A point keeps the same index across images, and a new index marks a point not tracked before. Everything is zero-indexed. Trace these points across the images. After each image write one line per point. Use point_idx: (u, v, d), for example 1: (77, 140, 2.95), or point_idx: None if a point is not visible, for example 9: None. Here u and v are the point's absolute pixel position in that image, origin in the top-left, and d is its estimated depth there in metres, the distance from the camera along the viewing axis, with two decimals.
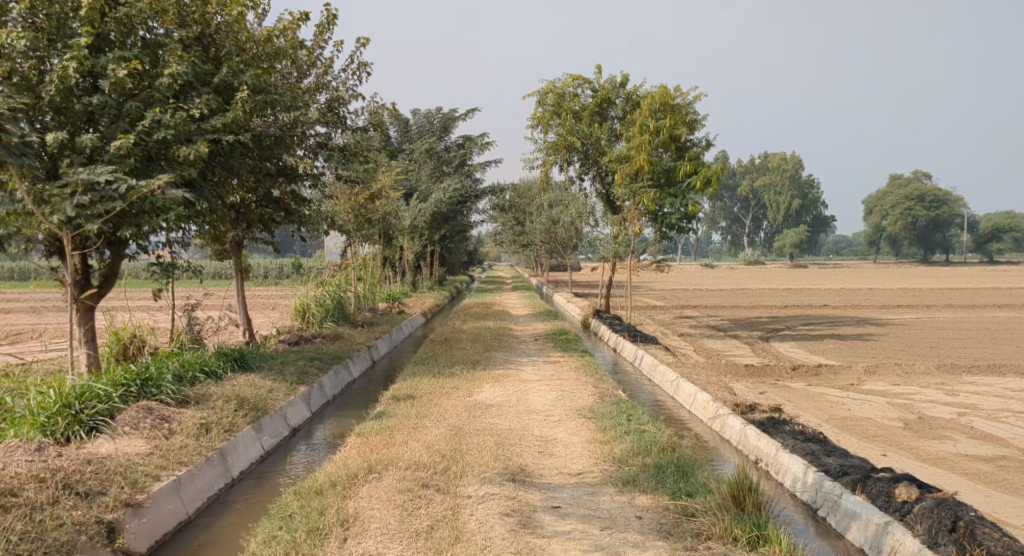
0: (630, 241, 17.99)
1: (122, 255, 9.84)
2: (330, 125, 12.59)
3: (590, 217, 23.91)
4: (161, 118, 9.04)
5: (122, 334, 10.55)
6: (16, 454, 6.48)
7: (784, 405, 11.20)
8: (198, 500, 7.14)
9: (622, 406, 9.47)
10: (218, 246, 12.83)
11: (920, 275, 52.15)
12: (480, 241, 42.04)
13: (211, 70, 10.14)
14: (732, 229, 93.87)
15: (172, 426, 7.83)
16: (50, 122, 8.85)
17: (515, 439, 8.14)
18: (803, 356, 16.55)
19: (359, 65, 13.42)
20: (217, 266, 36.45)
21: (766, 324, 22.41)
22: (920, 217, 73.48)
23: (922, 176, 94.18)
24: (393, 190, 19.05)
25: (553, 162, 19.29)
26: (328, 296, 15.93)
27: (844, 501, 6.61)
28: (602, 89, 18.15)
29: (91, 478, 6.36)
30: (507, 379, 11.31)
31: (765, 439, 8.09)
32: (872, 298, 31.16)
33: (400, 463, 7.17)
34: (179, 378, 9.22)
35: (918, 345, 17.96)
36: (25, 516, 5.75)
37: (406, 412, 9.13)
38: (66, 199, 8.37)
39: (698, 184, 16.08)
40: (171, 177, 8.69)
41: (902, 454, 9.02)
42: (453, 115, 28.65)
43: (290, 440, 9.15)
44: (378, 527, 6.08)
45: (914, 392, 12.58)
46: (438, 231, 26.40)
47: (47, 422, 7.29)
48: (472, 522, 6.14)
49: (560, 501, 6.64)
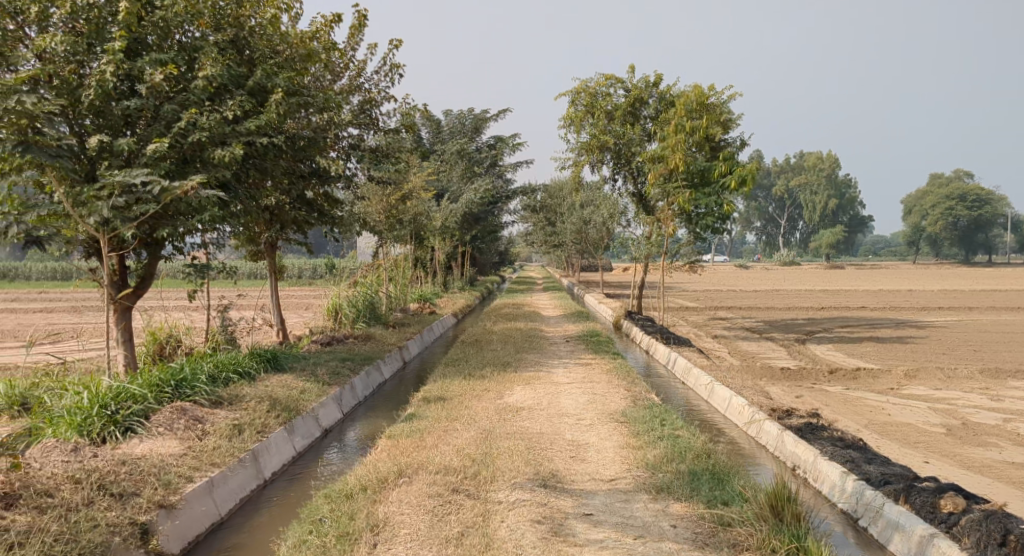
0: (664, 242, 17.82)
1: (158, 257, 9.93)
2: (363, 127, 12.64)
3: (622, 217, 23.73)
4: (197, 120, 9.11)
5: (159, 333, 10.67)
6: (53, 455, 6.56)
7: (821, 409, 10.99)
8: (231, 501, 7.17)
9: (655, 410, 9.34)
10: (253, 247, 12.93)
11: (960, 276, 51.04)
12: (512, 241, 42.02)
13: (245, 72, 10.20)
14: (767, 229, 92.73)
15: (205, 427, 7.88)
16: (89, 125, 8.95)
17: (546, 443, 8.06)
18: (840, 359, 16.24)
19: (391, 66, 13.45)
20: (252, 265, 36.90)
21: (803, 326, 22.04)
22: (962, 217, 71.90)
23: (964, 175, 92.21)
24: (425, 191, 19.07)
25: (586, 163, 19.17)
26: (361, 297, 15.99)
27: (887, 512, 6.42)
28: (635, 89, 18.00)
29: (125, 479, 6.41)
30: (538, 381, 11.23)
31: (803, 446, 7.91)
32: (912, 300, 30.54)
33: (431, 467, 7.13)
34: (213, 378, 9.29)
35: (960, 348, 17.54)
36: (60, 517, 5.80)
37: (437, 414, 9.10)
38: (103, 201, 8.46)
39: (733, 184, 15.86)
40: (205, 179, 8.74)
41: (945, 462, 8.78)
42: (485, 115, 28.62)
43: (323, 441, 9.17)
44: (408, 532, 6.04)
45: (957, 396, 12.26)
46: (469, 231, 26.40)
47: (84, 422, 7.36)
48: (503, 529, 6.08)
49: (593, 508, 6.54)
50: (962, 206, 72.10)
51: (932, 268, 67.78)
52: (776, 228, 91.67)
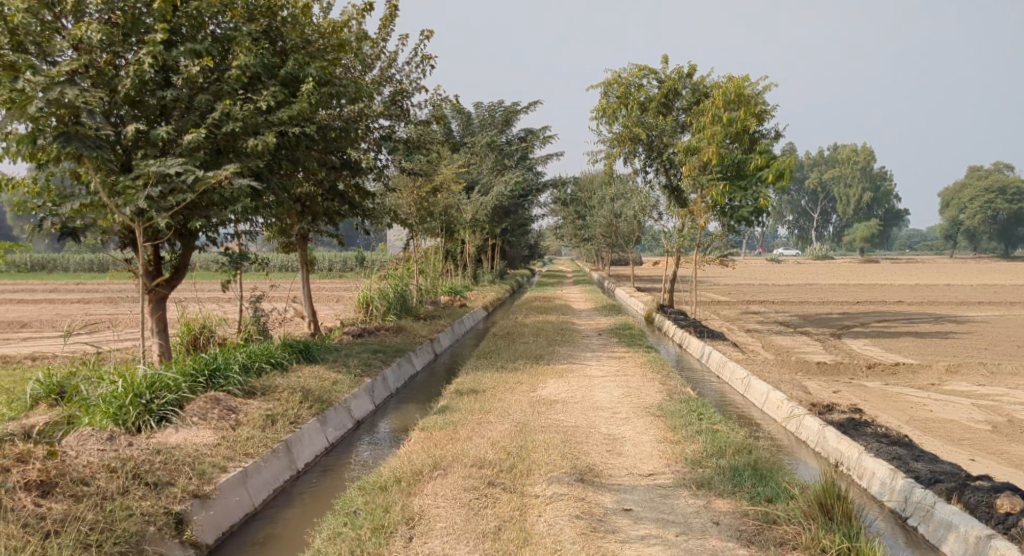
0: (697, 235, 17.52)
1: (192, 247, 9.94)
2: (394, 118, 12.53)
3: (653, 210, 23.44)
4: (231, 110, 9.09)
5: (193, 324, 10.70)
6: (88, 443, 6.53)
7: (861, 404, 10.72)
8: (264, 492, 7.13)
9: (692, 404, 9.14)
10: (285, 239, 12.90)
11: (999, 271, 49.80)
12: (541, 234, 41.78)
13: (278, 62, 10.16)
14: (800, 223, 91.42)
15: (239, 417, 7.84)
16: (125, 115, 8.95)
17: (582, 437, 7.91)
18: (878, 353, 15.89)
19: (423, 57, 13.36)
20: (282, 258, 37.11)
21: (838, 320, 21.63)
22: (1001, 211, 70.26)
23: (1005, 168, 90.12)
24: (455, 183, 18.95)
25: (618, 154, 18.93)
26: (391, 289, 15.93)
27: (940, 511, 6.19)
28: (668, 80, 17.73)
29: (159, 468, 6.38)
30: (571, 374, 11.08)
31: (847, 442, 7.68)
32: (951, 294, 29.89)
33: (466, 460, 7.02)
34: (246, 369, 9.26)
35: (1003, 343, 17.08)
36: (96, 505, 5.77)
37: (470, 406, 8.99)
38: (140, 191, 8.47)
39: (770, 177, 15.53)
40: (239, 168, 8.71)
41: (992, 460, 8.51)
42: (515, 108, 28.44)
43: (355, 433, 9.11)
44: (444, 526, 5.93)
45: (1001, 393, 11.90)
46: (499, 224, 26.25)
47: (120, 412, 7.37)
48: (540, 524, 5.95)
49: (632, 503, 6.39)
50: (1002, 199, 70.52)
51: (972, 262, 66.30)
52: (808, 222, 90.34)
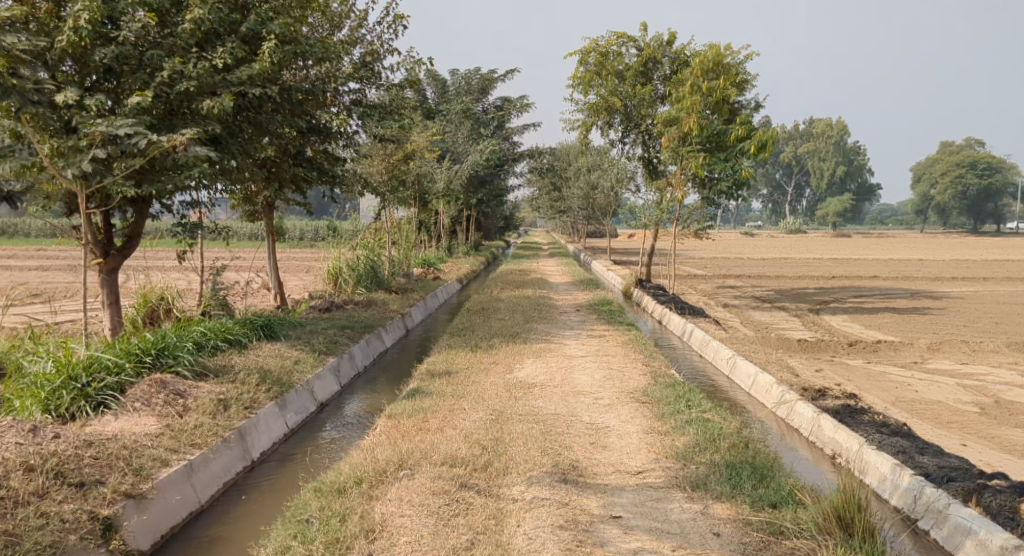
0: (676, 208, 16.92)
1: (145, 215, 9.06)
2: (363, 81, 11.58)
3: (630, 182, 22.81)
4: (183, 68, 8.20)
5: (150, 296, 9.93)
6: (6, 434, 5.71)
7: (846, 385, 10.19)
8: (211, 487, 6.44)
9: (679, 388, 8.54)
10: (249, 207, 12.04)
11: (958, 245, 50.02)
12: (517, 207, 41.13)
13: (238, 18, 9.12)
14: (772, 196, 91.83)
15: (187, 402, 7.08)
16: (67, 71, 8.06)
17: (562, 427, 7.29)
18: (858, 330, 15.42)
19: (394, 17, 12.50)
20: (250, 226, 36.08)
21: (814, 295, 21.24)
22: (971, 186, 70.55)
23: (976, 143, 90.90)
24: (428, 150, 18.13)
25: (594, 124, 18.13)
26: (362, 260, 15.13)
27: (957, 517, 5.65)
28: (647, 47, 16.91)
29: (87, 465, 5.67)
30: (549, 354, 10.44)
31: (846, 433, 7.14)
32: (926, 269, 29.60)
33: (435, 458, 6.35)
34: (199, 346, 8.46)
35: (981, 320, 16.70)
36: (6, 512, 5.06)
37: (441, 391, 8.31)
38: (84, 153, 7.57)
39: (751, 150, 14.72)
40: (196, 132, 7.86)
41: (984, 444, 8.04)
42: (492, 75, 27.58)
43: (318, 417, 8.42)
44: (408, 541, 5.29)
45: (986, 372, 11.47)
46: (475, 194, 25.41)
47: (52, 396, 6.62)
48: (518, 536, 5.35)
49: (622, 509, 5.79)
50: (972, 173, 70.93)
51: (942, 236, 66.22)
52: (782, 195, 90.39)
